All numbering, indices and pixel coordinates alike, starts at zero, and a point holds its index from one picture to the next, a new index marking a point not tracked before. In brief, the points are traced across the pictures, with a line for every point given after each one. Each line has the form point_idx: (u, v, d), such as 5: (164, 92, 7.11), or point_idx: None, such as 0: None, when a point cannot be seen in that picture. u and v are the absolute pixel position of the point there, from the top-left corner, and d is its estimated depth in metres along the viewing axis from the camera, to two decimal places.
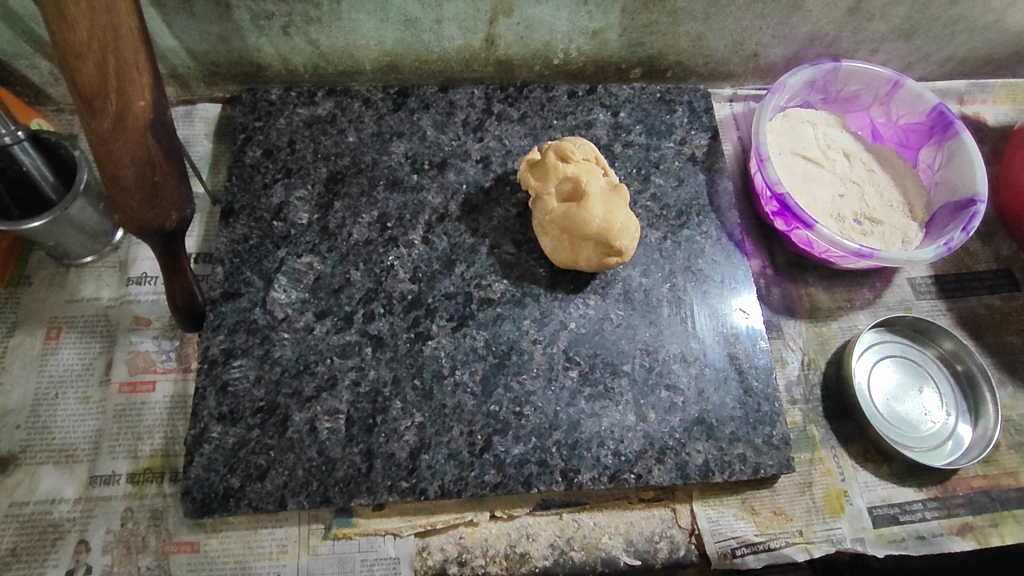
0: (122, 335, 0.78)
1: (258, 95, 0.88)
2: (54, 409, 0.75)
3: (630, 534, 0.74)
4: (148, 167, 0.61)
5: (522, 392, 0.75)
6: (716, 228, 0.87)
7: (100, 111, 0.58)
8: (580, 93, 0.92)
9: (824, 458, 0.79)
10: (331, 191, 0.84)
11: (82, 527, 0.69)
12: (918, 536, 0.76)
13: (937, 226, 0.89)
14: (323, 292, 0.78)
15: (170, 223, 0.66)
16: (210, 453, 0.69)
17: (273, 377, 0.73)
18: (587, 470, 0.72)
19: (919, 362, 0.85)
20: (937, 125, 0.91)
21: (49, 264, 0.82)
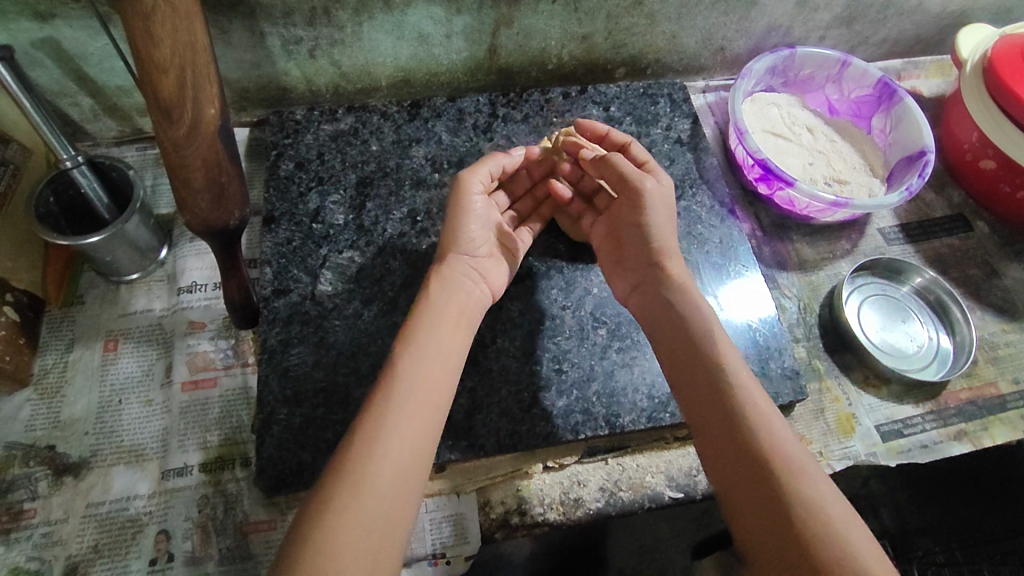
0: (178, 339, 0.83)
1: (284, 116, 0.96)
2: (119, 414, 0.79)
3: (670, 471, 0.82)
4: (216, 169, 0.68)
5: (558, 351, 0.82)
6: (708, 198, 0.98)
7: (176, 120, 0.63)
8: (574, 94, 1.03)
9: (830, 386, 0.88)
10: (363, 194, 0.91)
11: (161, 519, 0.73)
12: (922, 445, 0.85)
13: (897, 179, 1.01)
14: (367, 282, 0.85)
15: (232, 220, 0.73)
16: (279, 433, 0.75)
17: (331, 359, 0.79)
18: (627, 413, 0.80)
19: (898, 297, 0.96)
20: (884, 95, 1.05)
21: (99, 284, 0.86)
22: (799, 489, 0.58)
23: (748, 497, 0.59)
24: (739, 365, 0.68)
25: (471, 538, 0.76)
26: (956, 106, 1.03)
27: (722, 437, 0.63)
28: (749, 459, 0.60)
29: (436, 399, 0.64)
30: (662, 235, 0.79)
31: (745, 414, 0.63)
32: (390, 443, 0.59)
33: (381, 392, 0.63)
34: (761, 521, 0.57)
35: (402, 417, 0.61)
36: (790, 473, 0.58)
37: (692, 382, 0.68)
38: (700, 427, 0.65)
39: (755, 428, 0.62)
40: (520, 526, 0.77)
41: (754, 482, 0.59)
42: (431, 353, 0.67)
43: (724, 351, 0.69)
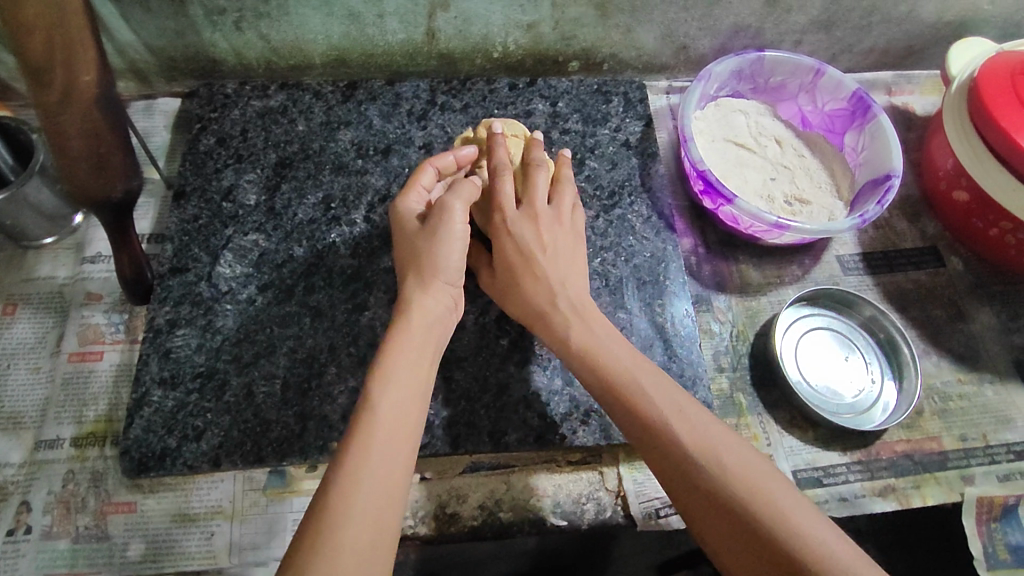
0: (74, 309, 0.82)
1: (215, 89, 0.93)
2: (4, 379, 0.78)
3: (558, 495, 0.77)
4: (94, 139, 0.65)
5: (452, 359, 0.78)
6: (647, 208, 0.91)
7: (47, 84, 0.61)
8: (521, 86, 0.98)
9: (750, 424, 0.82)
10: (279, 175, 0.88)
11: (25, 488, 0.72)
12: (842, 497, 0.78)
13: (860, 203, 0.93)
14: (267, 268, 0.81)
15: (115, 193, 0.70)
16: (149, 415, 0.73)
17: (214, 345, 0.77)
18: (514, 430, 0.75)
19: (843, 332, 0.88)
20: (859, 109, 0.96)
21: (8, 246, 0.86)
22: (784, 523, 0.55)
23: (740, 543, 0.56)
24: (661, 386, 0.66)
25: None
26: (938, 133, 0.94)
27: (685, 481, 0.60)
28: (719, 497, 0.57)
29: (411, 427, 0.58)
30: (551, 250, 0.73)
31: (690, 445, 0.60)
32: (371, 478, 0.53)
33: (354, 424, 0.57)
34: (760, 563, 0.55)
35: (382, 448, 0.55)
36: (765, 504, 0.56)
37: (624, 417, 0.65)
38: (660, 472, 0.62)
39: (707, 460, 0.59)
40: None
41: (737, 524, 0.56)
42: (406, 378, 0.60)
43: (639, 376, 0.66)
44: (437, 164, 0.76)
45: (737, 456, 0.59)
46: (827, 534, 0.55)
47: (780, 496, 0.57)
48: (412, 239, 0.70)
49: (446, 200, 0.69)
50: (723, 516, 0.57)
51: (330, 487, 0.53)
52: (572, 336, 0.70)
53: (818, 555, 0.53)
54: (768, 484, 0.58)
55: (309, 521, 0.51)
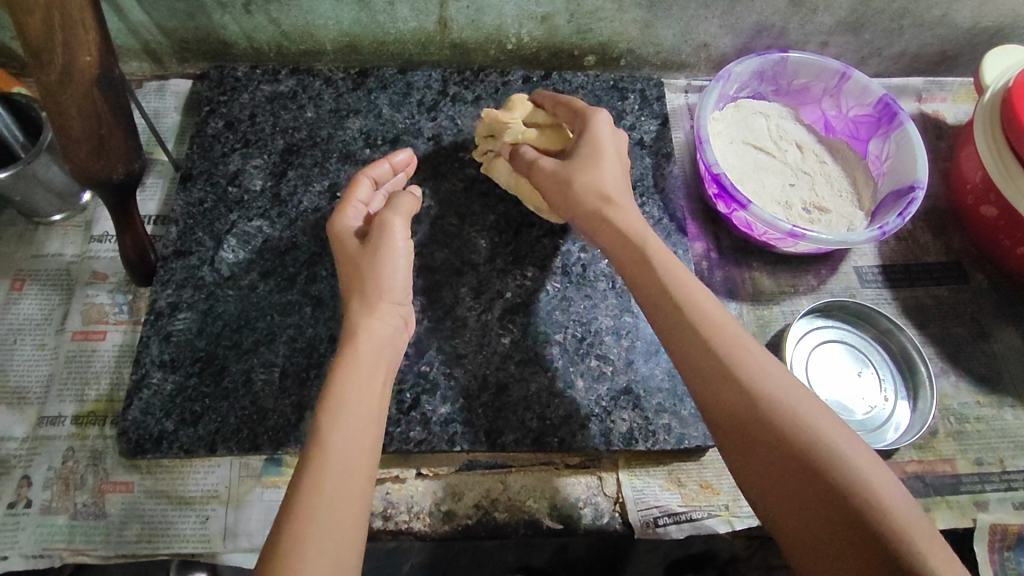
0: (79, 288, 0.82)
1: (225, 72, 0.92)
2: (10, 354, 0.79)
3: (555, 499, 0.76)
4: (93, 121, 0.65)
5: (453, 355, 0.77)
6: (659, 210, 0.89)
7: (47, 64, 0.60)
8: (535, 79, 0.96)
9: None
10: (286, 161, 0.87)
11: (26, 463, 0.73)
12: None
13: (881, 214, 0.90)
14: (270, 255, 0.81)
15: (116, 175, 0.70)
16: (148, 398, 0.73)
17: (214, 330, 0.77)
18: (511, 431, 0.74)
19: (856, 346, 0.87)
20: (884, 117, 0.93)
21: (19, 222, 0.86)
22: (825, 448, 0.51)
23: (780, 462, 0.52)
24: (711, 300, 0.61)
25: None
26: (966, 143, 0.90)
27: (725, 393, 0.55)
28: (761, 412, 0.53)
29: (366, 455, 0.55)
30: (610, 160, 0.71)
31: (735, 358, 0.56)
32: (332, 503, 0.50)
33: (308, 457, 0.53)
34: (796, 488, 0.50)
35: (338, 475, 0.52)
36: (806, 428, 0.52)
37: (669, 318, 0.61)
38: (699, 382, 0.57)
39: (750, 376, 0.55)
40: (380, 531, 0.74)
41: (776, 442, 0.52)
42: (357, 408, 0.56)
43: (688, 286, 0.62)
44: (372, 177, 0.76)
45: (778, 381, 0.55)
46: (870, 466, 0.50)
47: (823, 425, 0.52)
48: (356, 257, 0.68)
49: (385, 216, 0.69)
50: (760, 433, 0.53)
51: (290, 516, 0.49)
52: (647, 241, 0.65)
53: (858, 486, 0.49)
54: (808, 409, 0.53)
55: (273, 544, 0.48)
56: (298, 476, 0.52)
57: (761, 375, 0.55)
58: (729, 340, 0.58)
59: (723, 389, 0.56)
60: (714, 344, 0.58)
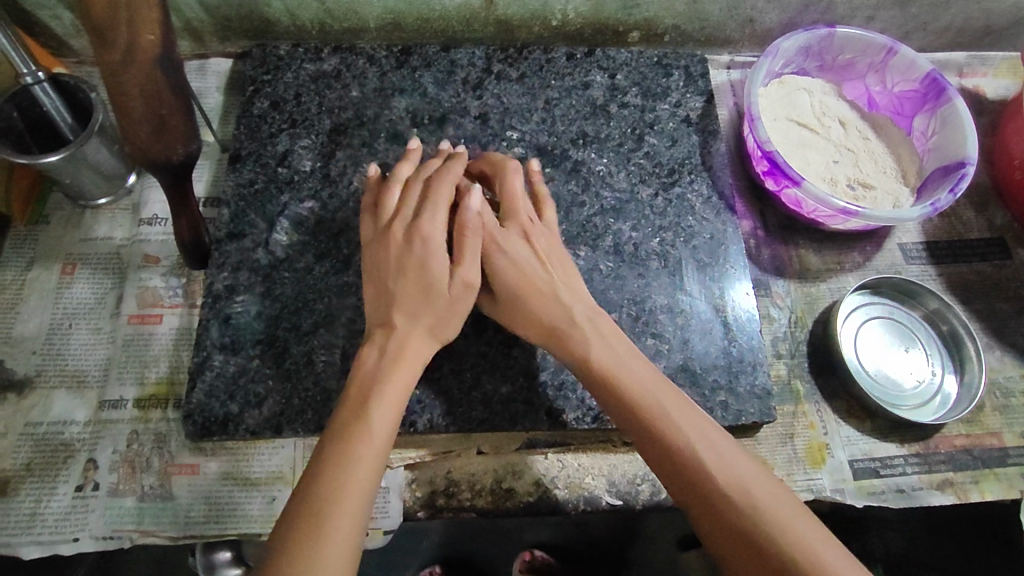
0: (132, 271, 0.82)
1: (268, 50, 0.91)
2: (67, 339, 0.79)
3: (613, 475, 0.77)
4: (155, 101, 0.64)
5: (511, 334, 0.78)
6: (708, 187, 0.89)
7: (111, 43, 0.59)
8: (579, 56, 0.95)
9: (807, 411, 0.82)
10: (334, 142, 0.87)
11: (90, 447, 0.73)
12: (898, 489, 0.79)
13: (928, 191, 0.90)
14: (324, 236, 0.81)
15: (175, 155, 0.69)
16: (211, 380, 0.73)
17: (273, 312, 0.77)
18: (572, 410, 0.75)
19: (904, 323, 0.87)
20: (931, 92, 0.92)
21: (66, 205, 0.86)
22: (728, 483, 0.58)
23: (684, 490, 0.60)
24: (631, 354, 0.69)
25: (392, 515, 0.74)
26: None
27: (643, 433, 0.63)
28: (669, 451, 0.61)
29: (385, 443, 0.61)
30: (539, 247, 0.75)
31: (655, 404, 0.64)
32: (356, 482, 0.57)
33: (345, 434, 0.60)
34: (707, 512, 0.57)
35: (365, 458, 0.58)
36: (712, 467, 0.59)
37: (588, 376, 0.69)
38: (620, 417, 0.66)
39: (667, 422, 0.62)
40: (444, 508, 0.75)
41: (680, 476, 0.60)
42: (393, 396, 0.64)
43: (591, 324, 0.70)
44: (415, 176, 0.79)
45: (694, 428, 0.62)
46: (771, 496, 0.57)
47: (735, 467, 0.59)
48: None
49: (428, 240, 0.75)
50: (672, 471, 0.61)
51: (311, 494, 0.56)
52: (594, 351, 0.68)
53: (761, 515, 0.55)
54: (717, 450, 0.60)
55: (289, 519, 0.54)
56: (328, 455, 0.58)
57: (676, 418, 0.63)
58: (646, 391, 0.65)
59: (642, 426, 0.64)
60: (634, 386, 0.65)
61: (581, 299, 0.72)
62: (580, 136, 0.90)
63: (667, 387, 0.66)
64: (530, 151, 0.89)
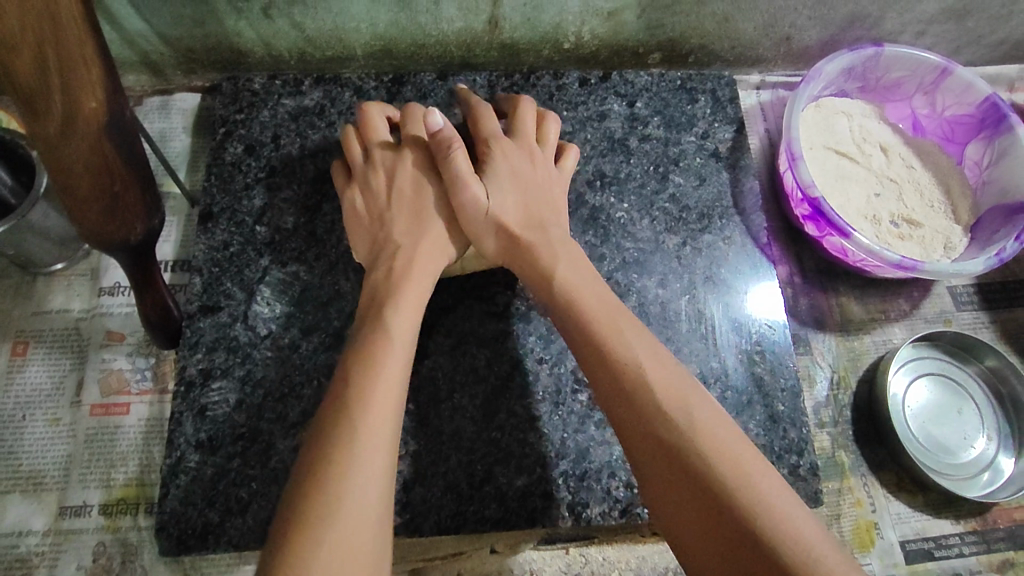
0: (93, 351, 0.72)
1: (241, 84, 0.81)
2: (20, 432, 0.69)
3: (642, 571, 0.69)
4: (104, 177, 0.54)
5: (526, 417, 0.69)
6: (740, 232, 0.80)
7: (44, 113, 0.49)
8: (593, 81, 0.85)
9: (854, 487, 0.73)
10: (320, 192, 0.76)
11: (50, 563, 0.64)
12: (954, 573, 0.70)
13: (983, 232, 0.81)
14: (310, 305, 0.71)
15: (134, 235, 0.60)
16: (186, 485, 0.64)
17: (255, 401, 0.67)
18: (597, 504, 0.66)
19: (959, 382, 0.78)
20: (989, 118, 0.83)
21: (14, 272, 0.75)
22: (748, 492, 0.44)
23: (695, 513, 0.45)
24: (662, 357, 0.54)
25: None
26: None
27: (648, 433, 0.50)
28: (677, 466, 0.47)
29: (389, 454, 0.48)
30: (518, 180, 0.67)
31: (664, 396, 0.50)
32: (343, 525, 0.43)
33: (325, 457, 0.46)
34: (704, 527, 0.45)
35: (365, 460, 0.46)
36: (730, 477, 0.45)
37: (594, 368, 0.55)
38: (627, 441, 0.51)
39: (682, 418, 0.49)
40: None
41: (687, 491, 0.46)
42: (387, 395, 0.51)
43: (596, 311, 0.58)
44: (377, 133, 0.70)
45: (713, 424, 0.49)
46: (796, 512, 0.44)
47: (745, 460, 0.47)
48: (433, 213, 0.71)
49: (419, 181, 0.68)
50: (676, 485, 0.47)
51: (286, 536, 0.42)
52: (559, 270, 0.61)
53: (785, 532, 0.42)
54: (737, 446, 0.48)
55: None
56: (309, 466, 0.46)
57: (689, 408, 0.50)
58: (655, 376, 0.52)
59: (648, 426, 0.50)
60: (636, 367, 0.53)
61: (591, 291, 0.60)
62: (596, 176, 0.80)
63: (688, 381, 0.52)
64: None
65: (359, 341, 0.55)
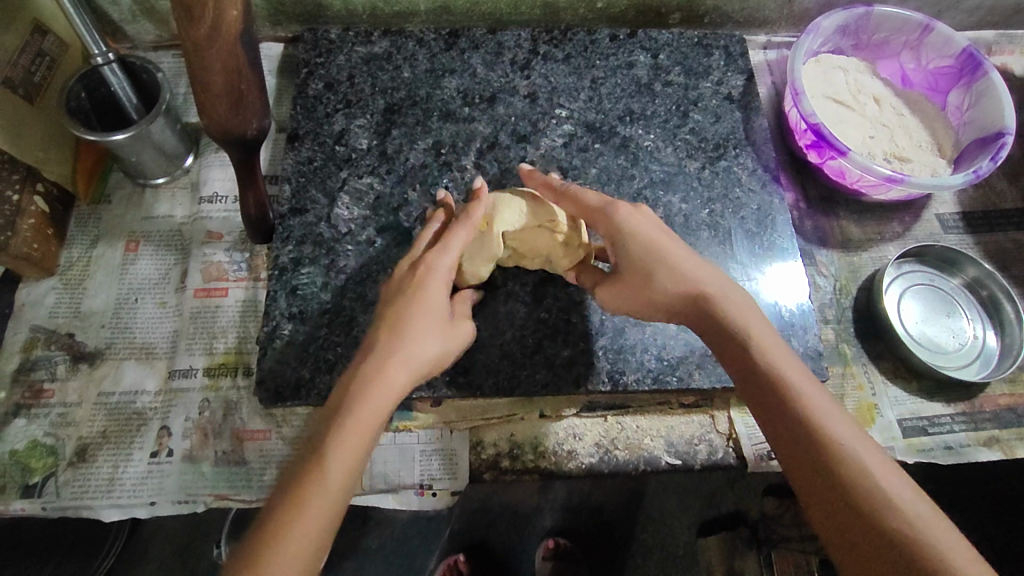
0: (195, 247, 0.84)
1: (320, 34, 0.94)
2: (134, 312, 0.81)
3: (671, 436, 0.79)
4: (235, 76, 0.66)
5: (570, 302, 0.79)
6: (753, 160, 0.91)
7: (198, 20, 0.60)
8: (622, 37, 0.98)
9: (855, 373, 0.84)
10: (389, 121, 0.89)
11: (163, 415, 0.75)
12: (946, 446, 0.80)
13: (965, 161, 0.93)
14: (384, 210, 0.83)
15: (250, 130, 0.72)
16: (282, 347, 0.75)
17: (339, 283, 0.78)
18: (632, 372, 0.76)
19: (944, 290, 0.89)
20: (967, 67, 0.95)
21: (126, 184, 0.88)
22: (860, 476, 0.51)
23: (816, 495, 0.53)
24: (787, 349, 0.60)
25: (459, 474, 0.77)
26: None
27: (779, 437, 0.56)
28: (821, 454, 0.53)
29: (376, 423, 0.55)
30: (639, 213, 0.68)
31: (784, 399, 0.57)
32: (315, 505, 0.50)
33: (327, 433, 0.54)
34: (830, 507, 0.52)
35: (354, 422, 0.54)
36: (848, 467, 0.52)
37: (718, 367, 0.63)
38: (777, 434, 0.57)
39: (807, 428, 0.55)
40: (509, 470, 0.77)
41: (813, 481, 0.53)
42: (373, 410, 0.56)
43: (734, 304, 0.63)
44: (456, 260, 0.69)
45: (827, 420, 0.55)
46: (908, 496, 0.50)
47: (866, 456, 0.53)
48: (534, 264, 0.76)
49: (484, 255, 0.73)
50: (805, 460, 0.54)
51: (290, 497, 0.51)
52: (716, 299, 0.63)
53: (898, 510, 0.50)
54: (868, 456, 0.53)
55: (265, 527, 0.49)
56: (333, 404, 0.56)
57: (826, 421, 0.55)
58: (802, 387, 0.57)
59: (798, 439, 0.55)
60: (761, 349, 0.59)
61: (726, 297, 0.63)
62: (626, 113, 0.93)
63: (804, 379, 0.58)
64: (580, 128, 0.91)
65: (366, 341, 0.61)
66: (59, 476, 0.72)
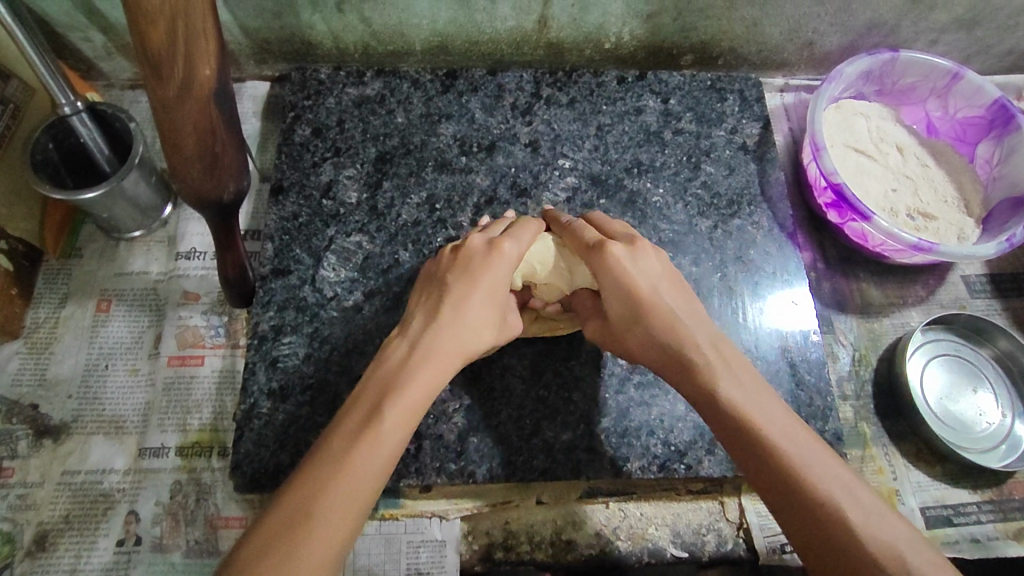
0: (170, 309, 0.79)
1: (308, 74, 0.88)
2: (103, 380, 0.75)
3: (677, 526, 0.74)
4: (208, 137, 0.60)
5: (571, 378, 0.73)
6: (768, 218, 0.86)
7: (166, 78, 0.56)
8: (630, 79, 0.92)
9: (875, 455, 0.78)
10: (380, 171, 0.83)
11: (131, 498, 0.70)
12: (972, 538, 0.75)
13: (994, 222, 0.87)
14: (372, 272, 0.78)
15: (227, 194, 0.66)
16: (260, 428, 0.70)
17: (323, 356, 0.73)
18: (636, 459, 0.71)
19: (972, 362, 0.84)
20: (998, 119, 0.89)
21: (99, 238, 0.82)
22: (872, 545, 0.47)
23: (804, 536, 0.49)
24: (772, 402, 0.55)
25: (448, 568, 0.71)
26: None
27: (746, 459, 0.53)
28: (818, 522, 0.48)
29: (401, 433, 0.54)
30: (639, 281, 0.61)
31: (779, 448, 0.52)
32: (326, 508, 0.48)
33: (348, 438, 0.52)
34: (802, 529, 0.49)
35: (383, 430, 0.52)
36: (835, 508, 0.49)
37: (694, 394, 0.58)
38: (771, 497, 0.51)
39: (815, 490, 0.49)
40: (504, 562, 0.72)
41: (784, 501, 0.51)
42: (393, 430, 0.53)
43: (722, 362, 0.57)
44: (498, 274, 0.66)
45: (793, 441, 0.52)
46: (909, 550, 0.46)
47: (872, 520, 0.48)
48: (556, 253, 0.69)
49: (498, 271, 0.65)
50: (808, 529, 0.49)
51: (291, 508, 0.48)
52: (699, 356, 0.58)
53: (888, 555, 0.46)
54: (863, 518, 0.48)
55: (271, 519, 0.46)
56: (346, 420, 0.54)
57: (832, 488, 0.50)
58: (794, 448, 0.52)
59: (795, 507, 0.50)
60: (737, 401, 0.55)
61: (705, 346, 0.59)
62: (634, 164, 0.87)
63: (779, 407, 0.55)
64: (584, 181, 0.85)
65: (397, 345, 0.60)
66: (17, 567, 0.67)
